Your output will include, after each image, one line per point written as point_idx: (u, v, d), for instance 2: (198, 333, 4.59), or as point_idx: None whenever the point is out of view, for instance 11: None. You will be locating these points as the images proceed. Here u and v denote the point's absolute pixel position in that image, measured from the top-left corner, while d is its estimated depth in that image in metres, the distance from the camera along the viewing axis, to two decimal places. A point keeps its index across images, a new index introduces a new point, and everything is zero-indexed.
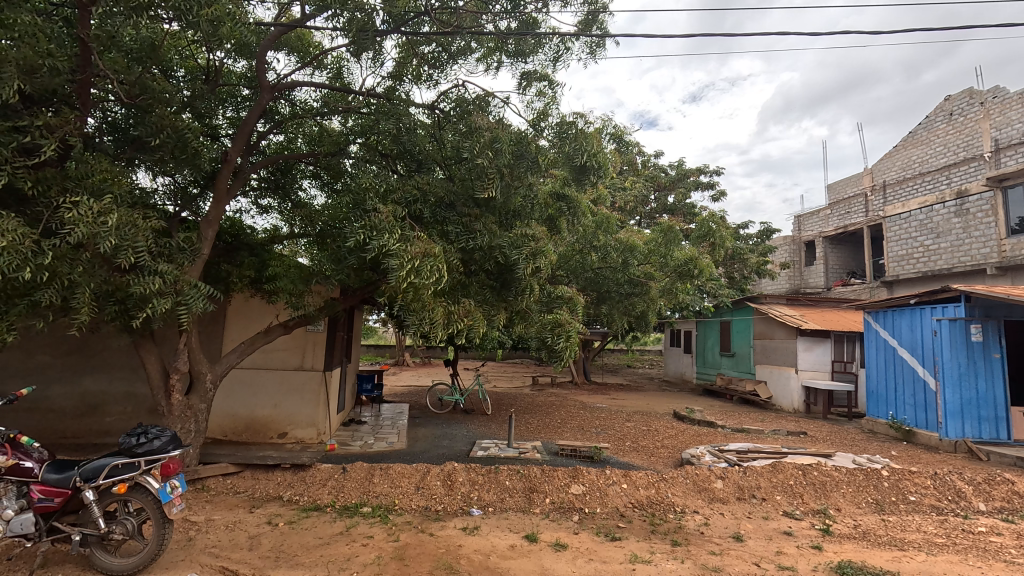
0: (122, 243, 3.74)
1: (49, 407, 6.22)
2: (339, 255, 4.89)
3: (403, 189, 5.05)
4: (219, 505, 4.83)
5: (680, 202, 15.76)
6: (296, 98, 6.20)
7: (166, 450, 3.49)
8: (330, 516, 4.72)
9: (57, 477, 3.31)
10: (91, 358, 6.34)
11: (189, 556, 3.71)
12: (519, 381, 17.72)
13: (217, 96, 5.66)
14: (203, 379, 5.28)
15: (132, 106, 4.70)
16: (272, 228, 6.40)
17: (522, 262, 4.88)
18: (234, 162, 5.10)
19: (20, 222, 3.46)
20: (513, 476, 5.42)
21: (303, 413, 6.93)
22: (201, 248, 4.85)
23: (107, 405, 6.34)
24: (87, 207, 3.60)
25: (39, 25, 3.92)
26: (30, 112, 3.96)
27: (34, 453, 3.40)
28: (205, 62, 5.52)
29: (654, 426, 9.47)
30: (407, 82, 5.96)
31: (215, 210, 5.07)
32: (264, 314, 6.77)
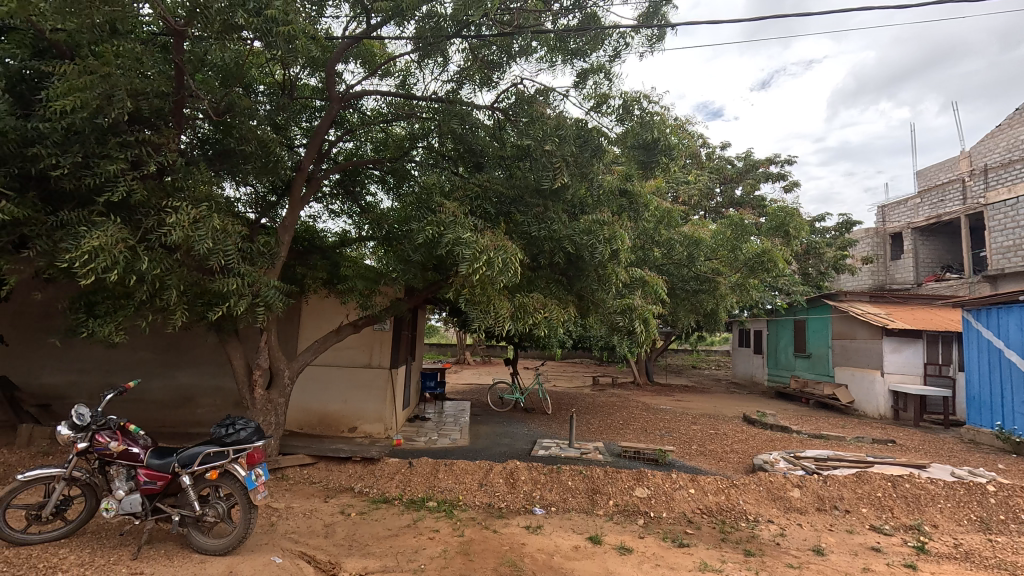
0: (210, 244, 4.00)
1: (150, 398, 6.85)
2: (406, 255, 5.09)
3: (466, 187, 5.15)
4: (297, 494, 5.13)
5: (749, 195, 15.01)
6: (364, 107, 6.40)
7: (251, 440, 3.76)
8: (397, 509, 4.89)
9: (159, 462, 3.62)
10: (184, 354, 6.93)
11: (271, 541, 3.97)
12: (580, 380, 17.54)
13: (293, 109, 5.96)
14: (281, 375, 5.62)
15: (219, 122, 5.06)
16: (342, 232, 6.65)
17: (598, 248, 4.85)
18: (307, 170, 5.44)
19: (123, 228, 3.82)
20: (576, 477, 5.37)
21: (371, 409, 7.23)
22: (279, 251, 5.16)
23: (199, 397, 6.91)
24: (181, 213, 3.91)
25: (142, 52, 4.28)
26: (137, 131, 4.34)
27: (140, 440, 3.74)
28: (283, 77, 5.83)
29: (723, 430, 9.07)
30: (469, 85, 6.03)
31: (291, 216, 5.40)
32: (336, 312, 7.14)
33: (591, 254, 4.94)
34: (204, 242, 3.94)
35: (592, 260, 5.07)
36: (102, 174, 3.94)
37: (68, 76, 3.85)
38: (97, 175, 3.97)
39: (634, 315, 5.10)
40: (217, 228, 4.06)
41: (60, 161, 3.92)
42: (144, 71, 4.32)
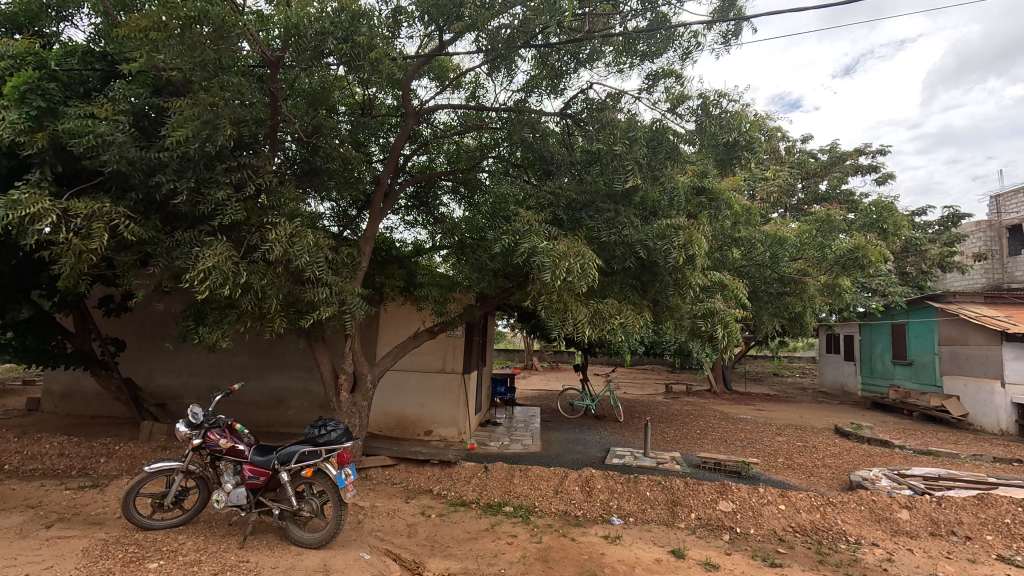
0: (303, 258, 4.31)
1: (248, 399, 7.44)
2: (481, 262, 5.21)
3: (539, 194, 5.19)
4: (380, 493, 5.37)
5: (836, 189, 13.96)
6: (437, 121, 6.62)
7: (341, 441, 3.98)
8: (475, 512, 4.98)
9: (261, 459, 3.92)
10: (276, 359, 7.47)
11: (359, 537, 4.18)
12: (652, 387, 17.02)
13: (372, 127, 6.28)
14: (364, 379, 5.92)
15: (307, 144, 5.42)
16: (417, 241, 6.91)
17: (674, 252, 4.69)
18: (385, 185, 5.72)
19: (229, 246, 4.20)
20: (654, 487, 5.20)
21: (446, 412, 7.44)
22: (361, 262, 5.45)
23: (289, 399, 7.42)
24: (278, 231, 4.24)
25: (242, 84, 4.67)
26: (239, 156, 4.75)
27: (245, 438, 4.07)
28: (363, 97, 6.17)
29: (813, 443, 8.45)
30: (537, 93, 6.09)
31: (371, 228, 5.70)
32: (413, 319, 7.42)
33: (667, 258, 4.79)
34: (297, 257, 4.25)
35: (668, 265, 4.92)
36: (211, 197, 4.36)
37: (184, 111, 4.29)
38: (208, 197, 4.39)
39: (717, 321, 4.82)
40: (308, 243, 4.36)
41: (178, 187, 4.37)
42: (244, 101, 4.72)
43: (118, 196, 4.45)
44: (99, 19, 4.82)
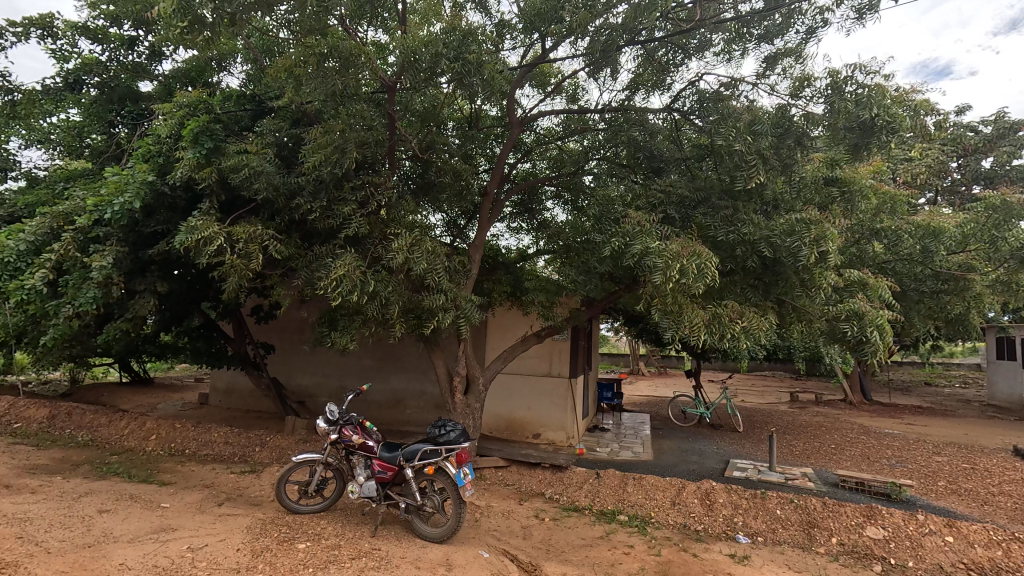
0: (420, 267, 4.58)
1: (372, 399, 8.07)
2: (589, 266, 5.16)
3: (648, 194, 5.03)
4: (494, 494, 5.52)
5: (1005, 166, 11.81)
6: (540, 128, 6.70)
7: (459, 441, 4.14)
8: (589, 519, 4.92)
9: (388, 455, 4.20)
10: (396, 362, 8.01)
11: (478, 536, 4.32)
12: (773, 395, 15.65)
13: (478, 138, 6.51)
14: (476, 382, 6.14)
15: (421, 160, 5.76)
16: (523, 247, 7.03)
17: (805, 249, 4.27)
18: (493, 194, 5.92)
19: (357, 258, 4.59)
20: (785, 505, 4.76)
21: (554, 417, 7.46)
22: (471, 269, 5.67)
23: (408, 400, 7.91)
24: (398, 242, 4.55)
25: (366, 110, 5.09)
26: (363, 175, 5.18)
27: (373, 435, 4.39)
28: (469, 111, 6.44)
29: (984, 465, 7.19)
30: (643, 90, 5.92)
31: (480, 236, 5.91)
32: (520, 324, 7.55)
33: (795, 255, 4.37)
34: (416, 266, 4.53)
35: (796, 263, 4.49)
36: (341, 215, 4.80)
37: (319, 138, 4.79)
38: (339, 214, 4.85)
39: (863, 322, 4.26)
40: (425, 253, 4.62)
41: (314, 207, 4.88)
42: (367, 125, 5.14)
43: (266, 218, 5.07)
44: (250, 65, 5.56)
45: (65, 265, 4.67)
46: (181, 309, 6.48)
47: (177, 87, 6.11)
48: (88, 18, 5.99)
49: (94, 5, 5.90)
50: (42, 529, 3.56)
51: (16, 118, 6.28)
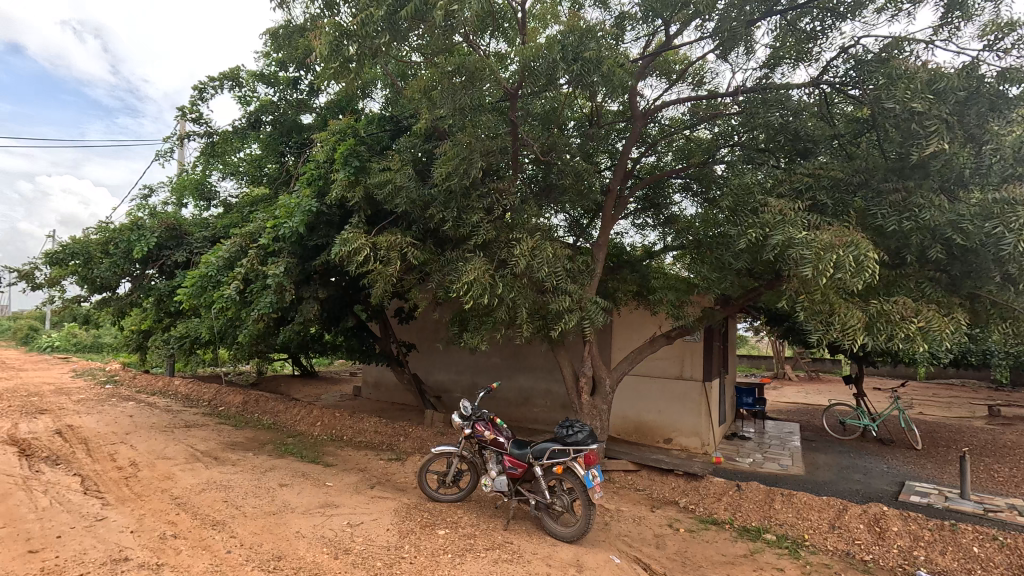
0: (543, 270, 4.65)
1: (501, 396, 8.37)
2: (723, 262, 4.79)
3: (792, 179, 4.52)
4: (625, 498, 5.39)
5: None
6: (665, 119, 6.39)
7: (587, 443, 4.09)
8: (730, 534, 4.57)
9: (518, 452, 4.28)
10: (523, 361, 8.21)
11: (608, 540, 4.25)
12: (964, 408, 13.06)
13: (600, 136, 6.38)
14: (603, 383, 6.05)
15: (544, 163, 5.83)
16: (649, 244, 6.76)
17: (1008, 233, 3.48)
18: (616, 190, 5.78)
19: (485, 262, 4.80)
20: (985, 543, 3.94)
21: (687, 422, 7.06)
22: (596, 269, 5.60)
23: (535, 398, 8.07)
24: (522, 246, 4.66)
25: (490, 120, 5.31)
26: (489, 183, 5.40)
27: (503, 431, 4.52)
28: (588, 109, 6.32)
29: None
30: (784, 66, 5.33)
31: (604, 235, 5.81)
32: (648, 324, 7.28)
33: (993, 242, 3.59)
34: (539, 269, 4.60)
35: (994, 250, 3.69)
36: (470, 222, 5.06)
37: (449, 152, 5.10)
38: (468, 222, 5.12)
39: None
40: (548, 255, 4.66)
41: (445, 216, 5.21)
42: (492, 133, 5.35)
43: (405, 228, 5.54)
44: (389, 91, 6.12)
45: (251, 276, 5.58)
46: (337, 312, 7.36)
47: (331, 117, 6.96)
48: (264, 67, 7.09)
49: (268, 55, 6.96)
50: (240, 495, 4.29)
51: (215, 156, 7.66)
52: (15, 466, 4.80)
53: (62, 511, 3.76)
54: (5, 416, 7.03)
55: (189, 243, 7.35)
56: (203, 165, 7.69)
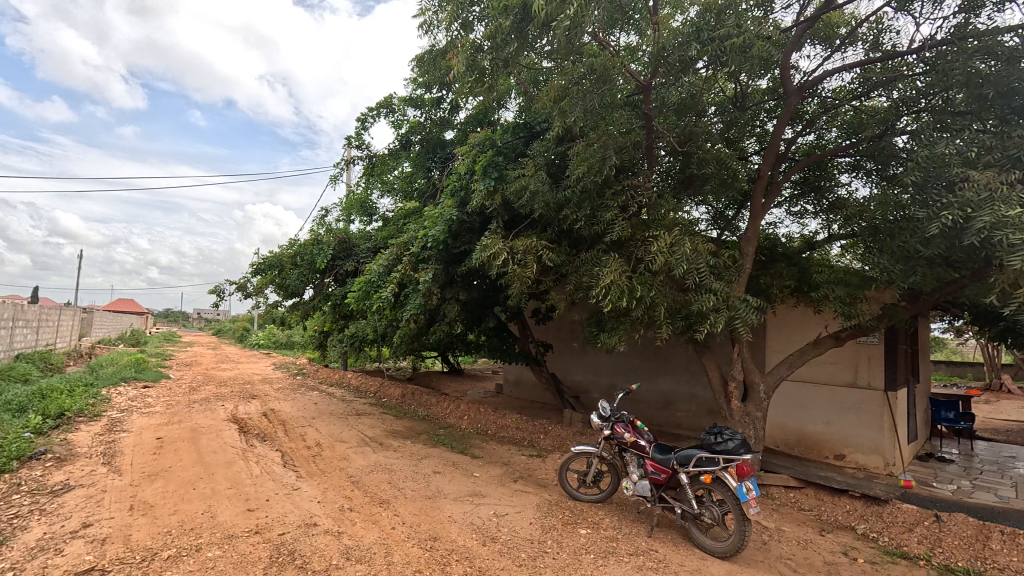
0: (684, 267, 4.41)
1: (641, 399, 8.11)
2: (909, 250, 4.07)
3: (1006, 144, 3.67)
4: (786, 517, 4.84)
5: None
6: (826, 91, 5.63)
7: (739, 452, 3.74)
8: (926, 573, 3.84)
9: (661, 457, 4.07)
10: (664, 363, 7.85)
11: (767, 561, 3.85)
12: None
13: (747, 118, 5.80)
14: (757, 388, 5.52)
15: (682, 154, 5.53)
16: (809, 234, 6.00)
17: None
18: (767, 176, 5.25)
19: (621, 261, 4.71)
20: None
21: (863, 437, 6.11)
22: (744, 264, 5.14)
23: (678, 402, 7.67)
24: (661, 242, 4.47)
25: (624, 116, 5.19)
26: (623, 180, 5.28)
27: (645, 435, 4.34)
28: (731, 91, 5.81)
29: None
30: (990, 7, 4.35)
31: (753, 226, 5.31)
32: (810, 324, 6.48)
33: None
34: (679, 267, 4.37)
35: None
36: (604, 222, 5.00)
37: (581, 152, 5.10)
38: (602, 221, 5.07)
39: None
40: (689, 252, 4.41)
41: (579, 216, 5.22)
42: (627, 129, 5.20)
43: (540, 230, 5.68)
44: (522, 99, 6.33)
45: (405, 282, 6.18)
46: (479, 313, 7.80)
47: (470, 130, 7.42)
48: (412, 91, 7.82)
49: (415, 81, 7.67)
50: (401, 479, 4.78)
51: (374, 176, 8.66)
52: (237, 440, 5.96)
53: (269, 479, 4.56)
54: (230, 399, 8.77)
55: (356, 254, 8.41)
56: (365, 184, 8.74)
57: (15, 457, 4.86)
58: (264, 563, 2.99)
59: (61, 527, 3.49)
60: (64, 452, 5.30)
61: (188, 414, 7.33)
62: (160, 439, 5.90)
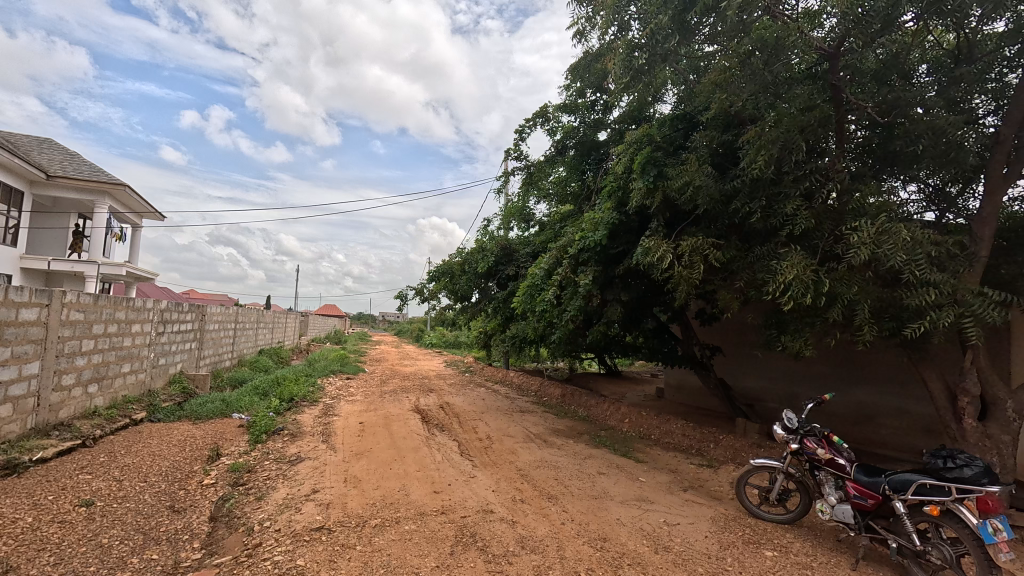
0: (901, 259, 3.73)
1: (832, 411, 7.08)
2: None
3: None
4: None
5: None
6: None
7: (980, 482, 3.04)
8: None
9: (867, 479, 3.50)
10: (862, 371, 6.74)
11: None
12: None
13: (974, 74, 4.39)
14: (1002, 406, 4.42)
15: (884, 126, 4.72)
16: None
17: None
18: (1009, 139, 4.20)
19: (803, 254, 4.20)
20: None
21: None
22: (978, 251, 4.19)
23: (882, 418, 6.53)
24: (863, 231, 3.85)
25: (809, 90, 4.62)
26: (805, 163, 4.70)
27: (844, 452, 3.78)
28: (952, 41, 4.76)
29: None
30: None
31: (989, 204, 4.28)
32: None
33: None
34: (893, 259, 3.72)
35: None
36: (782, 213, 4.52)
37: (752, 139, 4.67)
38: (780, 211, 4.58)
39: None
40: (902, 242, 3.72)
41: (752, 208, 4.79)
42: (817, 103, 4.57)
43: (706, 226, 5.34)
44: (680, 89, 6.03)
45: (565, 284, 6.32)
46: (638, 315, 7.60)
47: (625, 129, 7.30)
48: (565, 97, 7.97)
49: (568, 87, 7.80)
50: (567, 476, 4.90)
51: (532, 184, 9.03)
52: (421, 428, 6.72)
53: (450, 466, 5.05)
54: (412, 391, 9.92)
55: (517, 259, 8.86)
56: (523, 193, 9.16)
57: (265, 431, 6.15)
58: (451, 541, 3.31)
59: (299, 490, 4.32)
60: (296, 429, 6.55)
61: (381, 403, 8.48)
62: (362, 424, 6.94)
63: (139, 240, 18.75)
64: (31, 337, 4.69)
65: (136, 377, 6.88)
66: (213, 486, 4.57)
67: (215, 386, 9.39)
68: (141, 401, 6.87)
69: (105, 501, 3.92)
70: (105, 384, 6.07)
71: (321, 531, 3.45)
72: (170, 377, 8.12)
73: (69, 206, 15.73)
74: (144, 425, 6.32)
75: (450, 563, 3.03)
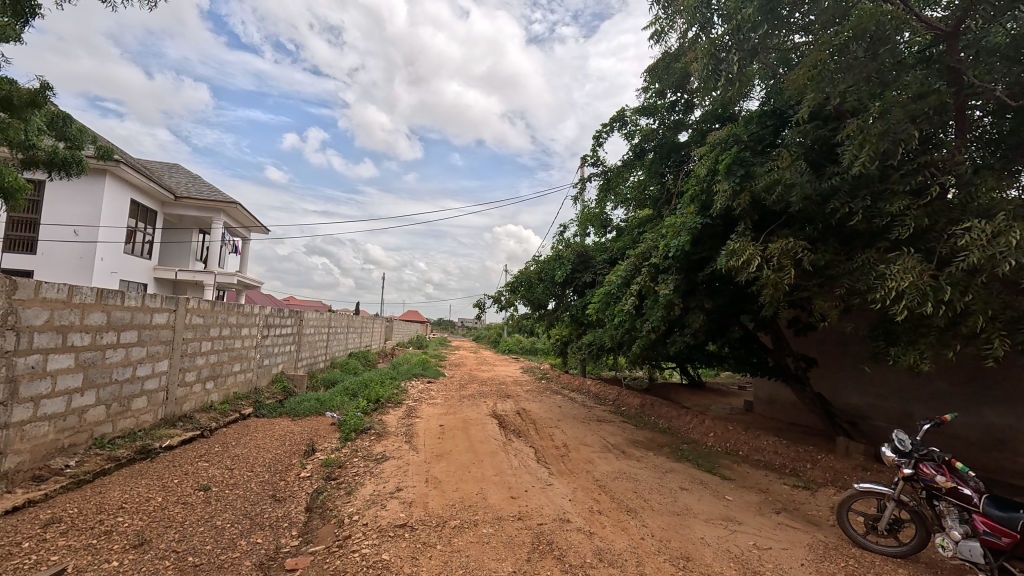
0: (1016, 264, 3.31)
1: (953, 434, 6.26)
2: None
3: None
4: None
5: None
6: None
7: None
8: None
9: (1000, 514, 3.06)
10: (992, 389, 5.92)
11: None
12: None
13: None
14: None
15: (1018, 110, 4.16)
16: None
17: None
18: None
19: (919, 258, 3.80)
20: None
21: None
22: None
23: (1019, 444, 5.70)
24: (978, 231, 3.49)
25: (923, 75, 4.19)
26: (918, 156, 4.27)
27: (970, 482, 3.33)
28: None
29: None
30: None
31: None
32: None
33: None
34: (1005, 264, 3.32)
35: None
36: (890, 212, 4.13)
37: (852, 132, 4.29)
38: (887, 212, 4.18)
39: None
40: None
41: (854, 208, 4.42)
42: (933, 89, 4.09)
43: (798, 228, 4.97)
44: (768, 84, 5.68)
45: (644, 291, 6.19)
46: (724, 323, 7.22)
47: (708, 128, 7.02)
48: (644, 100, 7.79)
49: (647, 88, 7.62)
50: (646, 489, 4.75)
51: (609, 190, 8.92)
52: (497, 433, 6.83)
53: (526, 472, 5.07)
54: (490, 396, 10.12)
55: (594, 266, 8.76)
56: (600, 199, 9.07)
57: (354, 429, 6.55)
58: (529, 548, 3.32)
59: (384, 487, 4.55)
60: (381, 429, 6.90)
61: (460, 407, 8.74)
62: (442, 426, 7.17)
63: (248, 252, 20.80)
64: (162, 338, 5.35)
65: (245, 376, 7.62)
66: (308, 478, 4.93)
67: (311, 385, 10.15)
68: (249, 397, 7.59)
69: (219, 487, 4.37)
70: (220, 381, 6.77)
71: (404, 528, 3.61)
72: (273, 376, 8.91)
73: (192, 222, 17.81)
74: (251, 420, 6.98)
75: (526, 569, 3.04)
